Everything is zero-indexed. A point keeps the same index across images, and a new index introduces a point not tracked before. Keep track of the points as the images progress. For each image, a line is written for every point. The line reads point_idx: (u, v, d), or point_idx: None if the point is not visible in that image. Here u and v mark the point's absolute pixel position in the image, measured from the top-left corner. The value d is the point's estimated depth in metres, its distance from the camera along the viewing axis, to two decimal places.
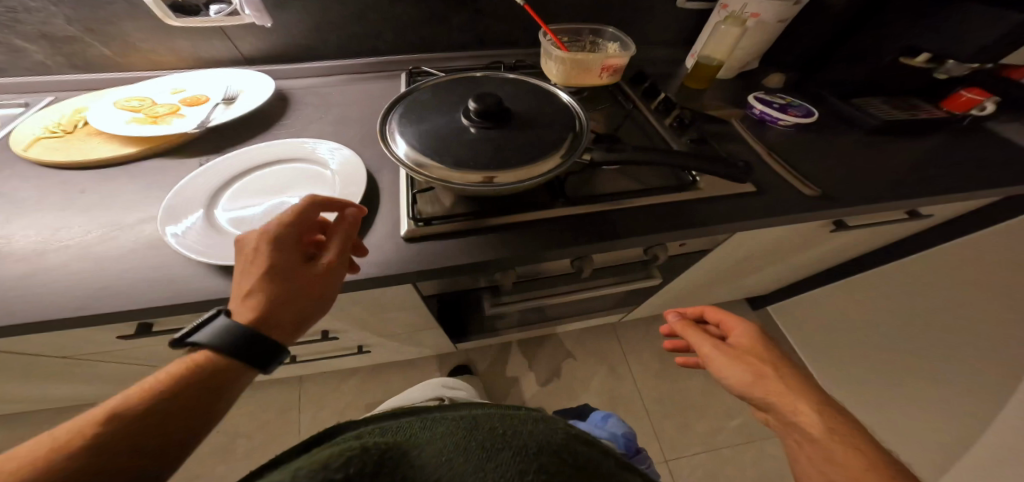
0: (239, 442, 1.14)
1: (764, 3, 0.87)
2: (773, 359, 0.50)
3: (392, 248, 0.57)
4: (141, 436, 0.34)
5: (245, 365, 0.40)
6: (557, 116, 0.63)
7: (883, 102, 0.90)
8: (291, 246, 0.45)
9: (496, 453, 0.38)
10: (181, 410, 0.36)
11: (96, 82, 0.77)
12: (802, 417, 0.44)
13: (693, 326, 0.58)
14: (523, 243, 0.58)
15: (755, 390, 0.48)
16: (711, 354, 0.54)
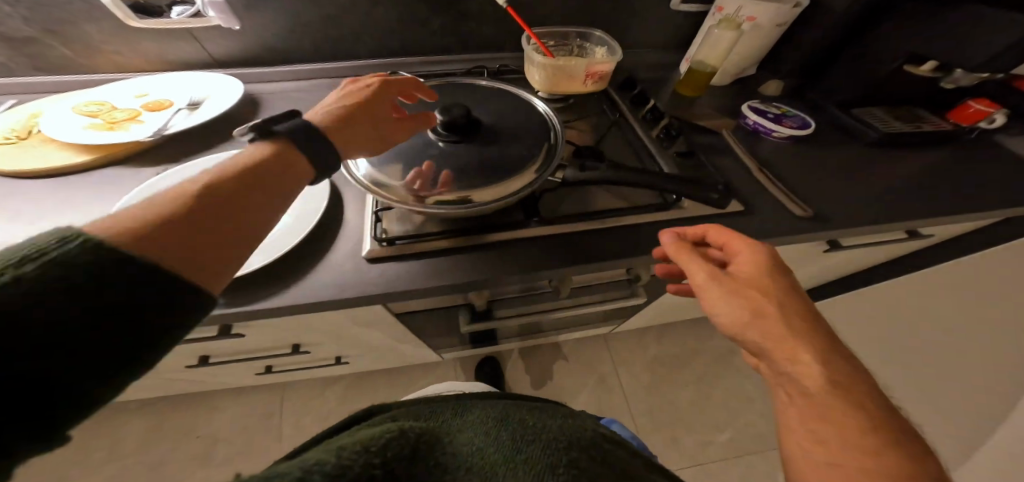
0: (214, 449, 1.07)
1: (760, 6, 0.82)
2: (779, 293, 0.39)
3: (353, 269, 0.54)
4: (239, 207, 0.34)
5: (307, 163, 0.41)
6: (528, 129, 0.61)
7: (885, 113, 0.86)
8: (384, 96, 0.53)
9: (522, 443, 0.40)
10: (248, 205, 0.35)
11: (59, 84, 0.74)
12: (800, 367, 0.34)
13: (688, 250, 0.45)
14: (492, 265, 0.55)
15: (747, 332, 0.38)
16: (702, 282, 0.42)
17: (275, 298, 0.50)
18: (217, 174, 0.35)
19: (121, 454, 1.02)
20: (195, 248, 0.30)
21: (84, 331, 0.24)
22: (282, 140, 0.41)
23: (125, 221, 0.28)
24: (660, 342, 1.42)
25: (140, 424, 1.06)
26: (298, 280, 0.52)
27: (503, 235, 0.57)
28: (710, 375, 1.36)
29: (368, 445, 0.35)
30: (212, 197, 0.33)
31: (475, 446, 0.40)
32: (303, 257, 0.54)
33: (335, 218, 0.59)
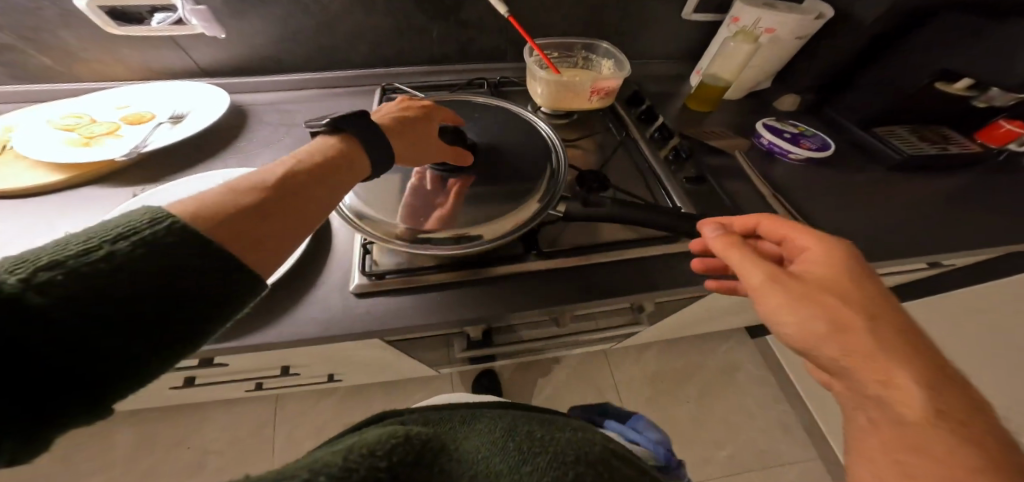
0: (208, 459, 0.95)
1: (781, 17, 0.77)
2: (863, 302, 0.34)
3: (340, 304, 0.50)
4: (298, 192, 0.35)
5: (348, 169, 0.40)
6: (527, 153, 0.57)
7: (910, 132, 0.80)
8: (435, 120, 0.52)
9: (529, 457, 0.35)
10: (308, 196, 0.36)
11: (37, 94, 0.71)
12: (897, 392, 0.29)
13: (740, 246, 0.40)
14: (488, 301, 0.52)
15: (824, 346, 0.33)
16: (761, 285, 0.37)
17: (251, 337, 0.46)
18: (288, 165, 0.37)
19: (106, 464, 0.92)
20: (259, 236, 0.31)
21: (155, 306, 0.24)
22: (352, 134, 0.42)
23: (204, 207, 0.30)
24: (674, 353, 1.29)
25: (110, 439, 0.94)
26: (275, 317, 0.48)
27: (501, 270, 0.53)
28: (729, 386, 1.25)
29: (368, 447, 0.31)
30: (277, 190, 0.34)
31: (481, 456, 0.36)
32: (285, 290, 0.50)
33: (322, 245, 0.55)
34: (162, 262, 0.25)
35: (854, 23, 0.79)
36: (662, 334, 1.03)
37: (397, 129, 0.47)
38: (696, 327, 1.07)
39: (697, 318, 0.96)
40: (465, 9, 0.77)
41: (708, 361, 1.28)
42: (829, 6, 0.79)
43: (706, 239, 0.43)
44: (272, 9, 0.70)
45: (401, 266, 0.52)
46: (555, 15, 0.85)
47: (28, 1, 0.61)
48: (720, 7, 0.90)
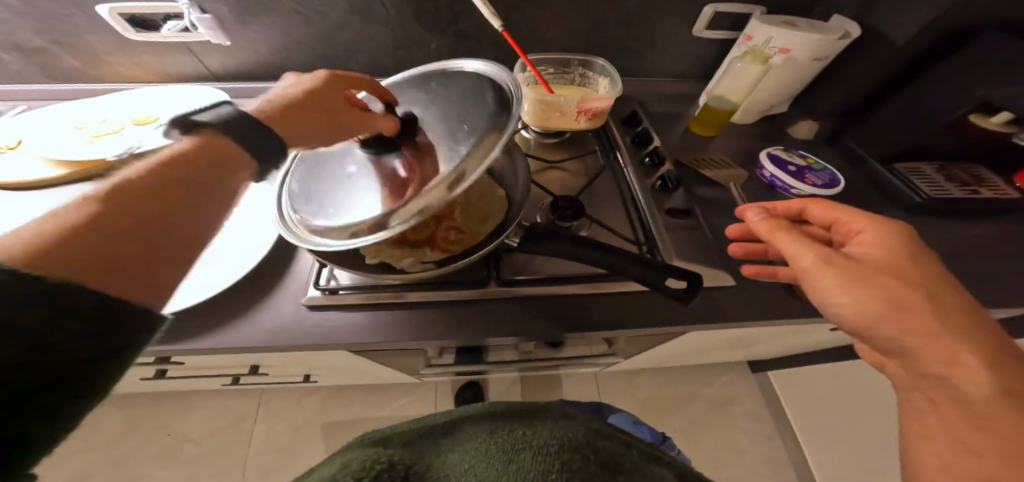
0: (184, 447, 0.98)
1: (798, 37, 0.71)
2: (921, 282, 0.34)
3: (291, 315, 0.49)
4: (159, 206, 0.26)
5: (228, 174, 0.31)
6: (461, 121, 0.49)
7: (937, 171, 0.73)
8: (341, 95, 0.46)
9: (516, 455, 0.31)
10: (176, 211, 0.27)
11: (68, 92, 0.78)
12: (959, 371, 0.30)
13: (786, 229, 0.40)
14: (444, 325, 0.50)
15: (881, 325, 0.34)
16: (820, 272, 0.37)
17: (188, 344, 0.45)
18: (135, 174, 0.27)
19: (94, 444, 0.96)
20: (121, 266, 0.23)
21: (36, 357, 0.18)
22: (228, 131, 0.32)
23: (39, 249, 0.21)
24: (666, 378, 1.18)
25: (106, 417, 0.99)
26: (215, 323, 0.47)
27: (456, 293, 0.52)
28: (722, 422, 1.13)
29: (353, 474, 0.30)
30: (139, 207, 0.25)
31: (466, 465, 0.32)
32: (239, 295, 0.49)
33: (280, 251, 0.54)
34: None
35: (883, 47, 0.72)
36: (653, 362, 0.99)
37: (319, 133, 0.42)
38: (685, 358, 1.01)
39: (686, 351, 0.90)
40: (462, 22, 0.77)
41: (701, 391, 1.17)
42: (857, 25, 0.74)
43: (748, 223, 0.43)
44: (275, 19, 0.72)
45: (357, 281, 0.51)
46: (557, 29, 0.83)
47: (56, 9, 0.66)
48: (736, 24, 0.84)
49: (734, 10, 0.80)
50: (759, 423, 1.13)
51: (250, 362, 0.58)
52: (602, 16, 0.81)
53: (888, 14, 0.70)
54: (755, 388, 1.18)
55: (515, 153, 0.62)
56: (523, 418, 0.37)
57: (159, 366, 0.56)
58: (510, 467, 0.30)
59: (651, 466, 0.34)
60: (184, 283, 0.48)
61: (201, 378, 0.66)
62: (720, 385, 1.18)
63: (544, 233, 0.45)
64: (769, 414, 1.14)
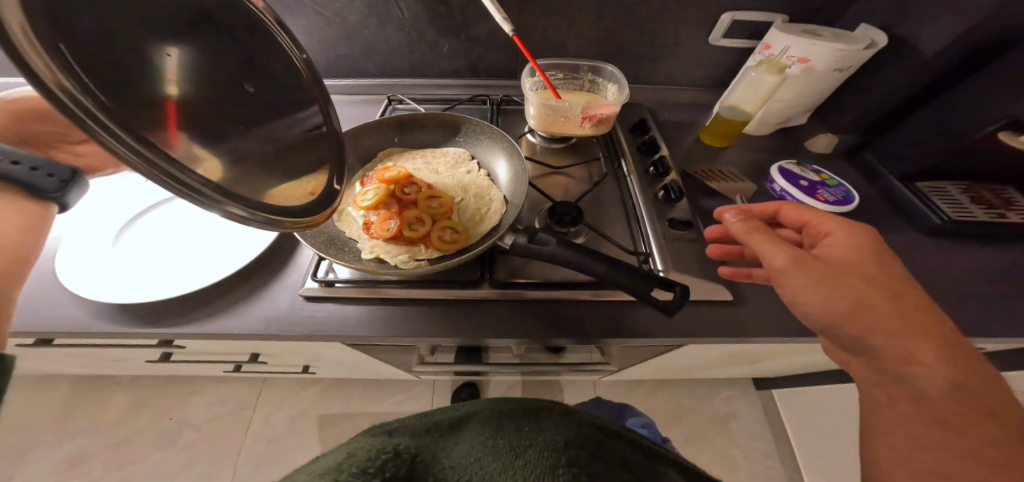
0: (184, 433, 1.02)
1: (816, 47, 0.68)
2: (883, 281, 0.36)
3: (290, 305, 0.51)
4: None
5: None
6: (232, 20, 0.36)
7: (962, 192, 0.69)
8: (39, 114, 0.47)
9: (523, 451, 0.32)
10: None
11: None
12: (914, 368, 0.33)
13: (763, 231, 0.41)
14: (435, 323, 0.51)
15: (846, 325, 0.36)
16: (791, 274, 0.38)
17: (189, 328, 0.47)
18: None
19: (104, 423, 1.00)
20: None
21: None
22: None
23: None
24: (667, 391, 1.16)
25: (119, 397, 1.03)
26: (218, 308, 0.49)
27: (447, 291, 0.52)
28: (723, 439, 1.10)
29: (360, 463, 0.31)
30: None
31: (472, 458, 0.32)
32: (246, 284, 0.52)
33: (283, 242, 0.57)
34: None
35: (910, 59, 0.69)
36: (652, 373, 0.97)
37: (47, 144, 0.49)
38: (684, 372, 0.99)
39: (685, 365, 0.88)
40: (475, 26, 0.78)
41: (702, 406, 1.14)
42: (884, 35, 0.70)
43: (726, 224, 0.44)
44: (295, 20, 0.75)
45: (354, 275, 0.52)
46: (570, 34, 0.83)
47: None
48: (756, 32, 0.82)
49: (754, 17, 0.78)
50: (763, 444, 1.09)
51: (253, 350, 0.61)
52: (615, 22, 0.80)
53: (918, 24, 0.67)
54: (759, 406, 1.14)
55: (516, 157, 0.62)
56: (529, 415, 0.38)
57: (165, 349, 0.59)
58: (515, 463, 0.30)
59: (657, 466, 0.34)
60: (193, 270, 0.51)
61: (204, 363, 0.69)
62: (723, 400, 1.15)
63: (536, 238, 0.45)
64: (771, 435, 1.10)
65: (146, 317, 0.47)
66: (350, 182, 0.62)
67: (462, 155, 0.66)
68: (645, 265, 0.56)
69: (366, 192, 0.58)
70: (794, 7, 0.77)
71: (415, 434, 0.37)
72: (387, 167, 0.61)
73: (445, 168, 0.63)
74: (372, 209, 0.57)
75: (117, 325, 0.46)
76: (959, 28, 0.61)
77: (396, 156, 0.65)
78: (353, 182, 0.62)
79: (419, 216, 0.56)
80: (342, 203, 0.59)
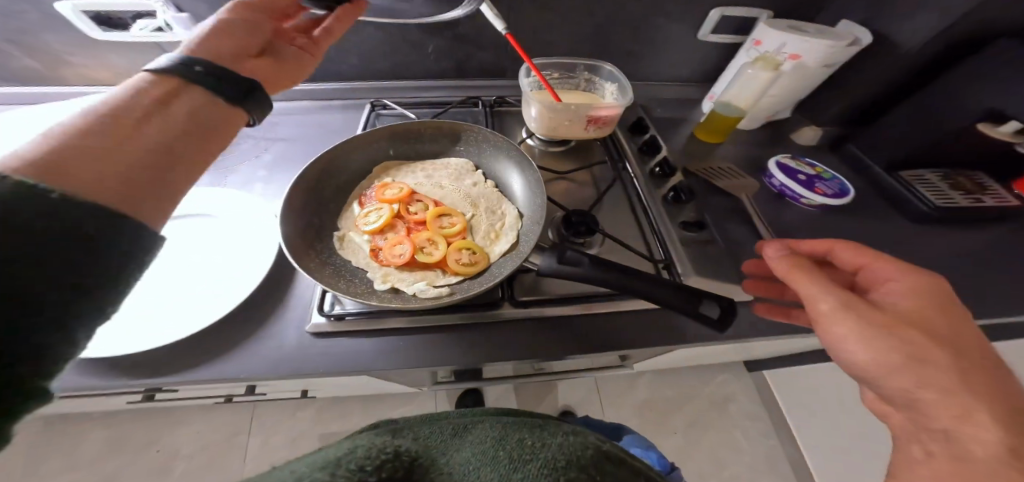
0: (176, 463, 0.92)
1: (807, 43, 0.69)
2: (946, 336, 0.33)
3: (293, 343, 0.45)
4: (114, 169, 0.25)
5: (98, 177, 0.24)
6: None
7: (940, 180, 0.73)
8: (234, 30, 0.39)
9: (521, 465, 0.28)
10: (117, 178, 0.25)
11: (28, 96, 0.71)
12: (967, 428, 0.28)
13: (808, 270, 0.38)
14: (458, 351, 0.47)
15: (892, 377, 0.33)
16: (835, 317, 0.35)
17: (187, 374, 0.41)
18: (89, 144, 0.25)
19: (66, 471, 0.88)
20: (104, 176, 0.24)
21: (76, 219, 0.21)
22: (190, 78, 0.31)
23: (47, 151, 0.23)
24: (667, 381, 1.17)
25: (74, 444, 0.90)
26: (206, 352, 0.43)
27: (468, 315, 0.49)
28: (721, 422, 1.13)
29: (359, 460, 0.27)
30: (143, 126, 0.28)
31: (470, 467, 0.29)
32: (239, 321, 0.46)
33: (275, 272, 0.51)
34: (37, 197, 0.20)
35: (891, 55, 0.71)
36: (656, 365, 0.98)
37: (239, 59, 0.39)
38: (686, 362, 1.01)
39: (689, 356, 0.90)
40: (462, 23, 0.73)
41: (700, 392, 1.17)
42: (866, 32, 0.72)
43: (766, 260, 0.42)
44: None
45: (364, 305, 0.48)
46: (559, 31, 0.79)
47: (11, 5, 0.61)
48: (742, 28, 0.83)
49: (739, 14, 0.78)
50: (758, 423, 1.13)
51: (246, 388, 0.54)
52: (606, 18, 0.78)
53: (896, 19, 0.69)
54: (752, 386, 1.19)
55: (527, 167, 0.59)
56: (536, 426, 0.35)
57: (141, 397, 0.51)
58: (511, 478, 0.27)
59: None
60: (170, 308, 0.44)
61: (192, 397, 0.62)
62: (720, 385, 1.18)
63: (566, 257, 0.43)
64: (766, 413, 1.15)
65: (116, 369, 0.41)
66: (345, 202, 0.56)
67: (465, 166, 0.61)
68: (666, 272, 0.55)
69: (368, 214, 0.54)
70: (779, 2, 0.78)
71: (420, 433, 0.34)
72: (385, 184, 0.57)
73: (450, 181, 0.60)
74: (378, 232, 0.53)
75: (82, 381, 0.40)
76: (937, 25, 0.64)
77: (394, 171, 0.60)
78: (350, 202, 0.56)
79: (431, 237, 0.53)
80: (342, 228, 0.53)
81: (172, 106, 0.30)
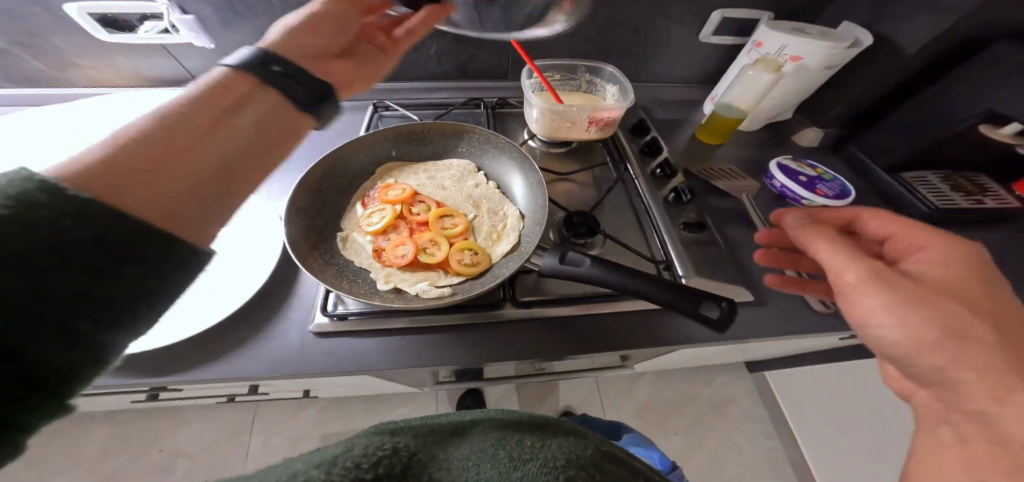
0: (178, 463, 0.93)
1: (808, 45, 0.69)
2: (984, 308, 0.33)
3: (296, 342, 0.45)
4: (169, 180, 0.26)
5: (151, 188, 0.25)
6: None
7: (941, 181, 0.73)
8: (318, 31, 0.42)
9: (521, 464, 0.28)
10: (169, 189, 0.26)
11: (34, 97, 0.72)
12: (1009, 409, 0.28)
13: (834, 240, 0.39)
14: (459, 350, 0.47)
15: (927, 353, 0.33)
16: (864, 289, 0.35)
17: (190, 373, 0.42)
18: (158, 150, 0.27)
19: (68, 470, 0.89)
20: (163, 184, 0.26)
21: (93, 220, 0.21)
22: (269, 84, 0.34)
23: (121, 155, 0.25)
24: (668, 383, 1.17)
25: (77, 443, 0.91)
26: (210, 350, 0.43)
27: (470, 315, 0.49)
28: (722, 423, 1.13)
29: (356, 458, 0.26)
30: (202, 140, 0.29)
31: (470, 462, 0.29)
32: (242, 320, 0.46)
33: (279, 273, 0.51)
34: (63, 200, 0.20)
35: (892, 57, 0.71)
36: (656, 366, 0.98)
37: (319, 58, 0.41)
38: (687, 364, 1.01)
39: (690, 357, 0.90)
40: None
41: (701, 393, 1.17)
42: (867, 34, 0.72)
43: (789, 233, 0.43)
44: (262, 20, 0.67)
45: (366, 305, 0.48)
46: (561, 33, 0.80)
47: (18, 7, 0.61)
48: (743, 29, 0.83)
49: (740, 16, 0.79)
50: (759, 424, 1.13)
51: (248, 388, 0.55)
52: (608, 21, 0.78)
53: (897, 21, 0.69)
54: (753, 388, 1.18)
55: (529, 168, 0.59)
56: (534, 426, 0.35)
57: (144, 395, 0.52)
58: (512, 475, 0.27)
59: None
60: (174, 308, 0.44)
61: (191, 398, 0.62)
62: (721, 386, 1.18)
63: (567, 257, 0.43)
64: (767, 415, 1.15)
65: (121, 368, 0.41)
66: (348, 203, 0.57)
67: (468, 167, 0.62)
68: (667, 273, 0.56)
69: (371, 215, 0.54)
70: (780, 4, 0.78)
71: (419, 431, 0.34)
72: (388, 186, 0.58)
73: (452, 182, 0.60)
74: (381, 232, 0.53)
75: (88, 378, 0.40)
76: (938, 27, 0.64)
77: (396, 172, 0.60)
78: (352, 203, 0.57)
79: (433, 238, 0.54)
80: (345, 229, 0.53)
81: (240, 119, 0.32)
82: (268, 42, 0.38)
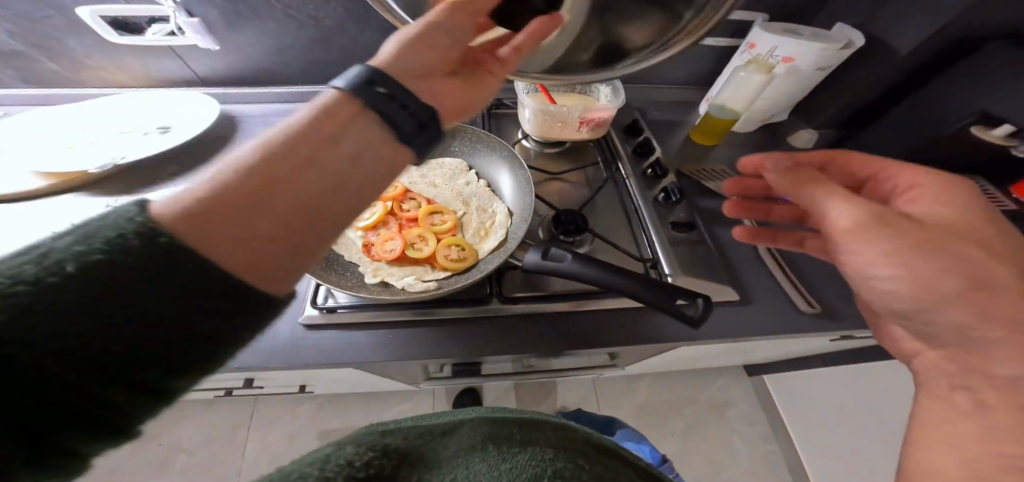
0: (177, 457, 0.95)
1: (800, 46, 0.70)
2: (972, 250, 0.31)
3: (286, 334, 0.47)
4: (254, 224, 0.23)
5: (231, 237, 0.22)
6: None
7: None
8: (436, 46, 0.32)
9: (510, 455, 0.28)
10: (255, 236, 0.22)
11: (47, 97, 0.75)
12: None
13: (821, 184, 0.35)
14: (444, 343, 0.48)
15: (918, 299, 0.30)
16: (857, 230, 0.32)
17: None
18: (248, 189, 0.23)
19: None
20: (242, 232, 0.22)
21: (179, 272, 0.19)
22: (370, 105, 0.27)
23: (214, 194, 0.22)
24: (665, 384, 1.17)
25: None
26: None
27: (457, 310, 0.50)
28: (719, 425, 1.13)
29: (348, 454, 0.26)
30: (301, 170, 0.25)
31: (462, 456, 0.28)
32: None
33: None
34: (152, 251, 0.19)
35: (886, 59, 0.71)
36: (652, 366, 0.98)
37: (427, 76, 0.33)
38: (682, 364, 1.01)
39: (684, 358, 0.90)
40: None
41: (698, 394, 1.17)
42: (860, 35, 0.72)
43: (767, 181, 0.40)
44: (264, 22, 0.69)
45: (355, 299, 0.49)
46: None
47: (32, 11, 0.64)
48: (739, 31, 0.83)
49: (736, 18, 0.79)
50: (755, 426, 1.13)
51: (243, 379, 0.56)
52: None
53: (893, 23, 0.69)
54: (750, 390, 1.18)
55: (519, 167, 0.60)
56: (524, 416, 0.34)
57: None
58: (502, 467, 0.27)
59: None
60: None
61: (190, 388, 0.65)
62: (718, 388, 1.18)
63: (550, 253, 0.44)
64: (764, 417, 1.14)
65: None
66: None
67: (459, 165, 0.63)
68: (653, 270, 0.56)
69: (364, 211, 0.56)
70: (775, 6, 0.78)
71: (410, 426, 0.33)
72: None
73: (443, 180, 0.62)
74: (372, 228, 0.55)
75: None
76: (932, 28, 0.64)
77: None
78: None
79: (422, 234, 0.55)
80: None
81: (344, 142, 0.27)
82: (379, 58, 0.31)
